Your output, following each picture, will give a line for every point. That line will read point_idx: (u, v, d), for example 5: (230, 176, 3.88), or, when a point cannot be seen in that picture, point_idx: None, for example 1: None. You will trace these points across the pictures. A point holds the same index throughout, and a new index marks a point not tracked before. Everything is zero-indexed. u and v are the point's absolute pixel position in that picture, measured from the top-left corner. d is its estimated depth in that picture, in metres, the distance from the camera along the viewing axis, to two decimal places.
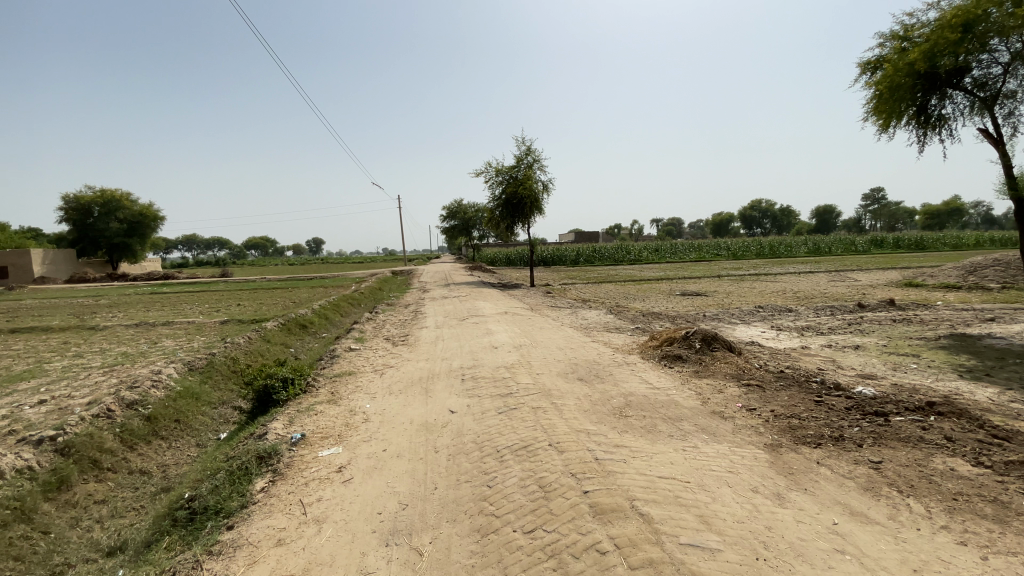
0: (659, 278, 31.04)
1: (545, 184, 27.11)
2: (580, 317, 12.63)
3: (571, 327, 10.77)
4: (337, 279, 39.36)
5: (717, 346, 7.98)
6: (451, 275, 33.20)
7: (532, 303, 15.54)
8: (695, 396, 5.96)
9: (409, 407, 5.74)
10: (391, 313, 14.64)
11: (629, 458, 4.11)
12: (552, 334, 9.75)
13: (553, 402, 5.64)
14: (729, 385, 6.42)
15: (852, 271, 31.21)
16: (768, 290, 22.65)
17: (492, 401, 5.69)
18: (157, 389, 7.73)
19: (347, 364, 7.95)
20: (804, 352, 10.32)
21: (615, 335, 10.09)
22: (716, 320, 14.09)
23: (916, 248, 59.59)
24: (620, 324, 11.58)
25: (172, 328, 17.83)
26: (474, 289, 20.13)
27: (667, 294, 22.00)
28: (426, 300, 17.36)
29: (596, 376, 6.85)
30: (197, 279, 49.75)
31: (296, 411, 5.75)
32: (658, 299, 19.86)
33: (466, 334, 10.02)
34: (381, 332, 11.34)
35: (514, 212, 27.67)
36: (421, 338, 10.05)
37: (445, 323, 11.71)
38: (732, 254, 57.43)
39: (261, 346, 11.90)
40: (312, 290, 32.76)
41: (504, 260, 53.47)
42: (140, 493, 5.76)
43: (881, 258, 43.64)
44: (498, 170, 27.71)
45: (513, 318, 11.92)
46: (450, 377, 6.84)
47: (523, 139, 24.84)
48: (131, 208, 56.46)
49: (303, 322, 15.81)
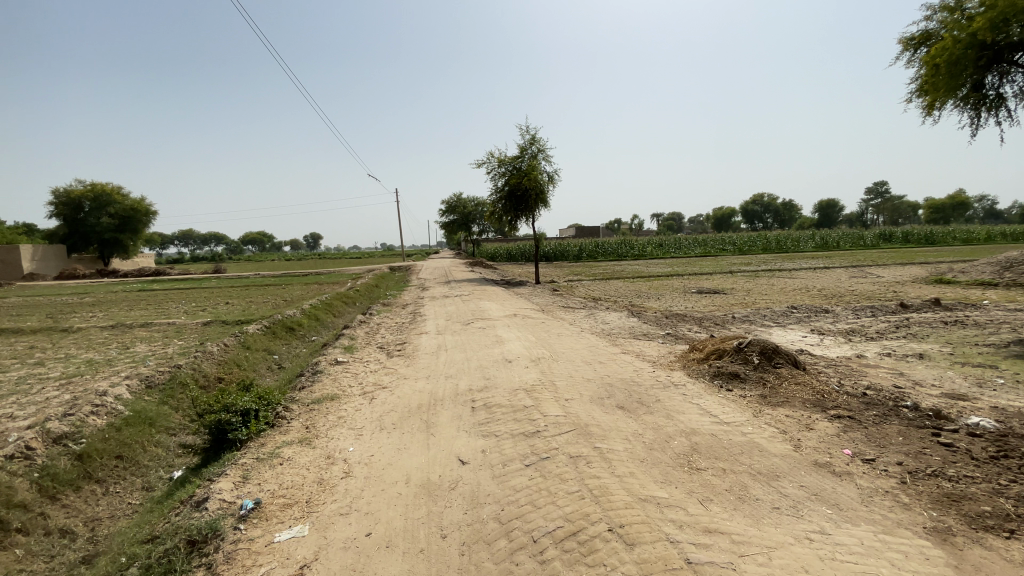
0: (669, 274, 29.61)
1: (550, 175, 25.63)
2: (599, 319, 11.20)
3: (592, 333, 9.34)
4: (332, 276, 37.80)
5: (780, 361, 6.55)
6: (451, 272, 31.80)
7: (542, 303, 14.06)
8: (781, 436, 4.53)
9: (406, 453, 4.32)
10: (386, 314, 13.16)
11: (739, 562, 2.70)
12: (574, 342, 8.31)
13: (597, 448, 4.21)
14: (815, 418, 5.00)
15: (871, 267, 29.69)
16: (790, 287, 21.18)
17: (515, 445, 4.28)
18: (98, 417, 6.28)
19: (331, 384, 6.52)
20: (863, 362, 8.88)
21: (645, 342, 8.66)
22: (747, 323, 12.64)
23: (926, 243, 58.15)
24: (647, 328, 10.13)
25: (149, 331, 16.32)
26: (477, 288, 18.70)
27: (682, 292, 20.53)
28: (426, 300, 15.86)
29: (641, 403, 5.44)
30: (190, 275, 48.18)
31: (257, 458, 4.33)
32: (675, 298, 18.37)
33: (473, 342, 8.57)
34: (374, 340, 9.87)
35: (518, 205, 26.15)
36: (419, 347, 8.59)
37: (448, 328, 10.26)
38: (738, 249, 56.02)
39: (238, 354, 10.42)
40: (305, 287, 31.18)
41: (505, 256, 51.88)
42: (53, 565, 4.38)
43: (894, 253, 42.14)
44: (500, 160, 26.22)
45: (525, 322, 10.49)
46: (457, 405, 5.41)
47: (528, 128, 23.37)
48: (123, 203, 54.84)
49: (290, 325, 14.31)
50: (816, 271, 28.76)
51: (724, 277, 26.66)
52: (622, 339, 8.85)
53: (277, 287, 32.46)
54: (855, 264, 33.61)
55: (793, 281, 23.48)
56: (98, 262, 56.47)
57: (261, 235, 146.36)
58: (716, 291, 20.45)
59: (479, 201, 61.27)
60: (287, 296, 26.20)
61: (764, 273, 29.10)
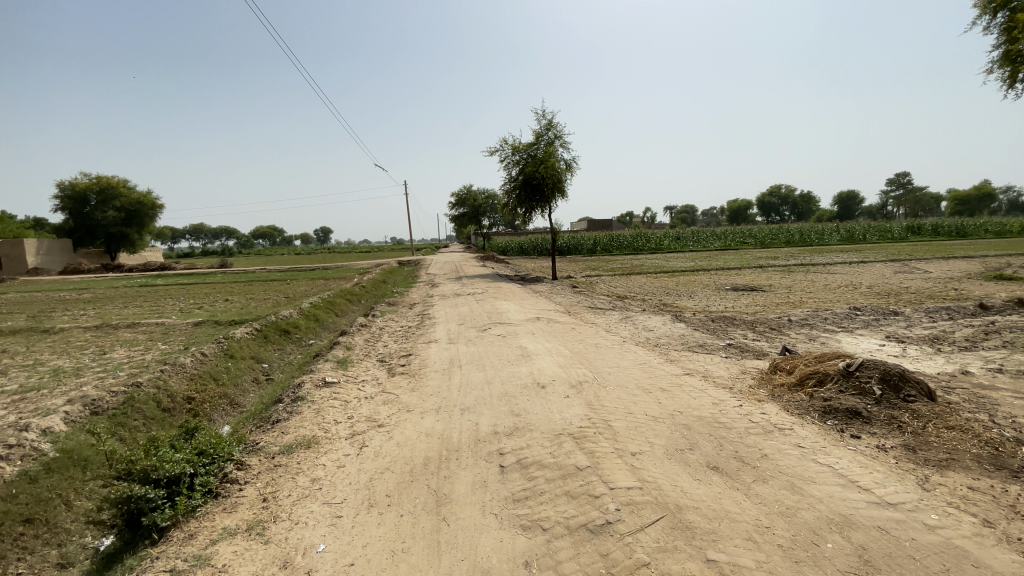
0: (693, 268, 27.75)
1: (567, 163, 23.85)
2: (638, 322, 9.56)
3: (636, 342, 7.69)
4: (338, 271, 36.32)
5: (908, 393, 4.92)
6: (462, 266, 30.29)
7: (567, 304, 12.38)
8: (991, 535, 2.91)
9: (407, 564, 2.74)
10: (391, 316, 11.58)
11: None
12: (620, 357, 6.66)
13: (713, 563, 2.62)
14: (1016, 495, 3.37)
15: (913, 261, 27.55)
16: (834, 283, 19.28)
17: (580, 554, 2.70)
18: (8, 464, 4.84)
19: (311, 421, 4.94)
20: (976, 383, 7.15)
21: (706, 357, 6.99)
22: (806, 328, 10.88)
23: (957, 235, 55.49)
24: (699, 336, 8.46)
25: (134, 332, 14.90)
26: (492, 285, 17.12)
27: (715, 289, 18.72)
28: (436, 299, 14.25)
29: (741, 463, 3.83)
30: (196, 270, 47.10)
31: (174, 570, 2.79)
32: (710, 297, 16.58)
33: (493, 355, 6.96)
34: (375, 349, 8.29)
35: (533, 195, 24.39)
36: (428, 362, 6.99)
37: (461, 335, 8.66)
38: (759, 243, 53.87)
39: (218, 365, 8.90)
40: (310, 282, 29.74)
41: (517, 249, 50.12)
42: None
43: (929, 246, 39.84)
44: (515, 147, 24.48)
45: (552, 328, 8.87)
46: (482, 462, 3.84)
47: (544, 111, 21.53)
48: (129, 196, 53.95)
49: (285, 328, 12.78)
50: (853, 266, 26.72)
51: (755, 272, 24.79)
52: (675, 351, 7.19)
53: (281, 283, 31.05)
54: (892, 258, 31.42)
55: (834, 277, 21.55)
56: (105, 256, 55.66)
57: (271, 229, 145.98)
58: (752, 288, 18.61)
59: (489, 193, 59.60)
60: (290, 293, 24.76)
61: (796, 267, 27.12)
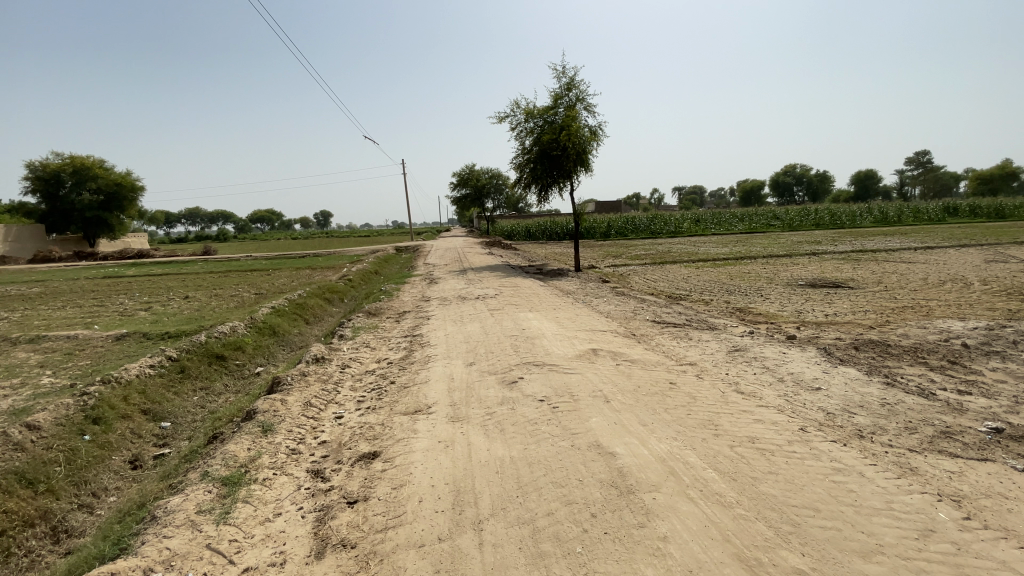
0: (735, 257, 23.82)
1: (592, 130, 19.76)
2: (767, 360, 5.74)
3: (824, 435, 3.86)
4: (326, 261, 32.47)
5: None
6: (466, 255, 26.51)
7: (623, 317, 8.55)
8: None
9: None
10: (367, 341, 7.77)
11: None
12: (852, 509, 2.86)
13: None
14: None
15: (996, 246, 23.37)
16: (933, 278, 15.36)
17: None
18: None
19: None
20: None
21: (1013, 494, 3.23)
22: (1000, 360, 7.07)
23: (997, 216, 51.31)
24: (908, 401, 4.62)
25: (30, 351, 11.11)
26: (507, 282, 13.31)
27: (786, 286, 14.82)
28: (435, 307, 10.35)
29: None
30: (176, 257, 43.28)
31: None
32: (792, 299, 12.67)
33: (550, 483, 3.15)
34: (317, 431, 4.49)
35: (551, 169, 20.38)
36: (408, 496, 3.20)
37: (476, 396, 4.85)
38: (784, 225, 49.89)
39: (50, 452, 5.15)
40: (292, 274, 25.82)
41: (524, 233, 46.09)
42: None
43: (982, 228, 35.65)
44: (529, 112, 20.48)
45: (635, 380, 5.03)
46: None
47: (558, 68, 18.27)
48: (107, 177, 49.82)
49: (219, 352, 8.94)
50: (924, 253, 22.70)
51: (813, 261, 20.85)
52: (933, 476, 3.40)
53: (260, 274, 27.16)
54: (958, 243, 27.28)
55: (920, 268, 17.59)
56: (84, 242, 51.58)
57: (269, 213, 142.00)
58: (834, 284, 14.69)
59: (493, 173, 55.43)
60: (262, 288, 20.93)
61: (858, 255, 23.12)
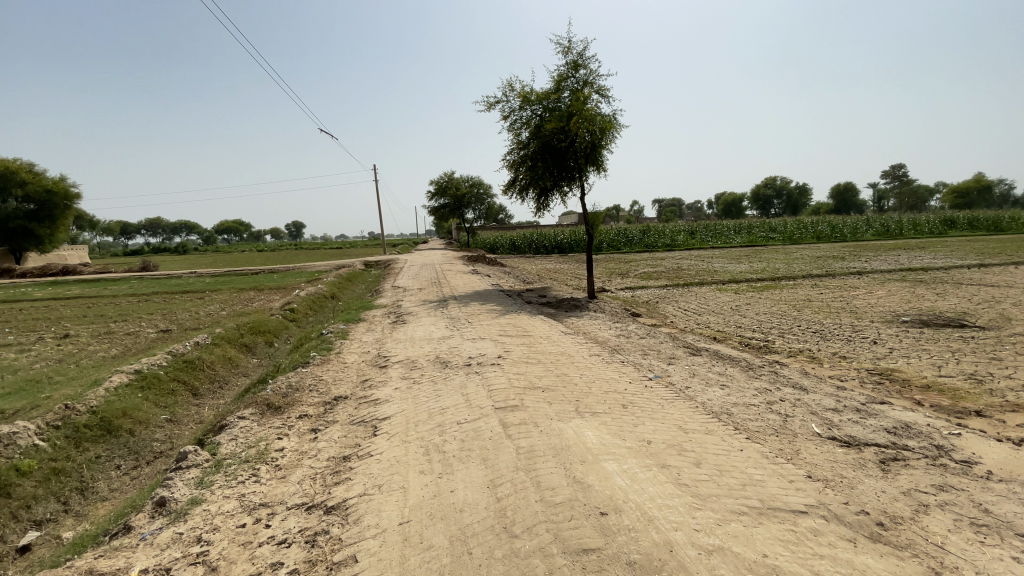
0: (769, 278, 19.88)
1: (607, 118, 15.56)
2: None
3: None
4: (280, 279, 27.37)
5: None
6: (446, 274, 21.94)
7: (774, 432, 4.20)
8: None
9: None
10: (212, 526, 3.21)
11: None
12: None
13: None
14: None
15: None
16: None
17: None
18: None
19: None
20: None
21: None
22: None
23: (998, 229, 49.24)
24: None
25: None
26: (512, 326, 8.88)
27: (890, 324, 10.78)
28: (395, 385, 5.84)
29: None
30: (109, 274, 37.26)
31: None
32: (933, 352, 8.52)
33: None
34: None
35: (554, 168, 16.07)
36: None
37: None
38: (784, 238, 46.82)
39: None
40: (231, 298, 20.74)
41: (508, 245, 41.71)
42: None
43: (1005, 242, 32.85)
44: (524, 98, 16.22)
45: None
46: None
47: (568, 40, 13.68)
48: (35, 180, 43.51)
49: None
50: (994, 273, 19.10)
51: (877, 284, 16.99)
52: None
53: (190, 298, 21.92)
54: (1010, 259, 23.82)
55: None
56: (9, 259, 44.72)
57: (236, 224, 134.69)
58: (955, 322, 10.76)
59: (475, 181, 51.32)
60: (179, 321, 15.90)
61: (915, 275, 19.41)
